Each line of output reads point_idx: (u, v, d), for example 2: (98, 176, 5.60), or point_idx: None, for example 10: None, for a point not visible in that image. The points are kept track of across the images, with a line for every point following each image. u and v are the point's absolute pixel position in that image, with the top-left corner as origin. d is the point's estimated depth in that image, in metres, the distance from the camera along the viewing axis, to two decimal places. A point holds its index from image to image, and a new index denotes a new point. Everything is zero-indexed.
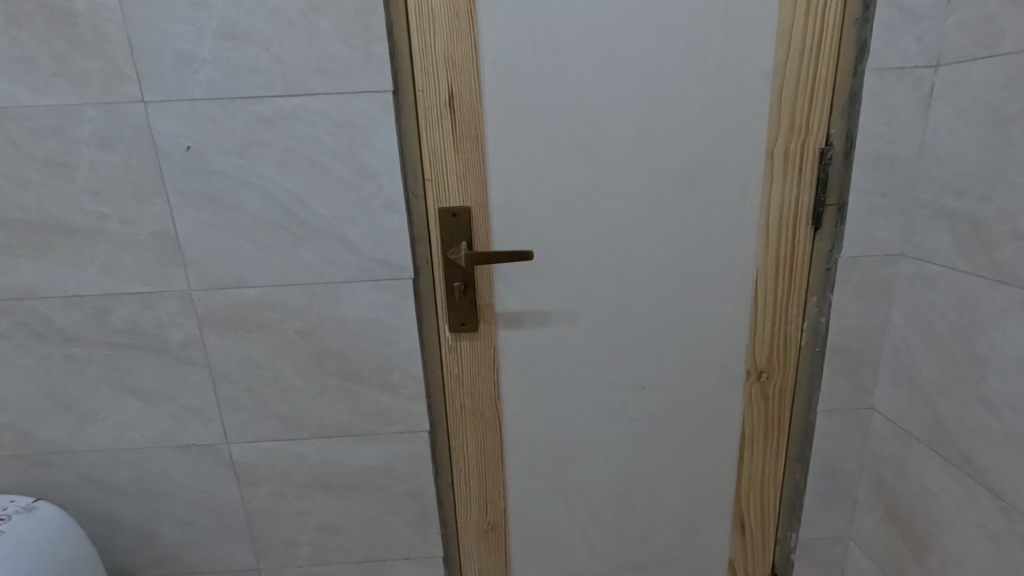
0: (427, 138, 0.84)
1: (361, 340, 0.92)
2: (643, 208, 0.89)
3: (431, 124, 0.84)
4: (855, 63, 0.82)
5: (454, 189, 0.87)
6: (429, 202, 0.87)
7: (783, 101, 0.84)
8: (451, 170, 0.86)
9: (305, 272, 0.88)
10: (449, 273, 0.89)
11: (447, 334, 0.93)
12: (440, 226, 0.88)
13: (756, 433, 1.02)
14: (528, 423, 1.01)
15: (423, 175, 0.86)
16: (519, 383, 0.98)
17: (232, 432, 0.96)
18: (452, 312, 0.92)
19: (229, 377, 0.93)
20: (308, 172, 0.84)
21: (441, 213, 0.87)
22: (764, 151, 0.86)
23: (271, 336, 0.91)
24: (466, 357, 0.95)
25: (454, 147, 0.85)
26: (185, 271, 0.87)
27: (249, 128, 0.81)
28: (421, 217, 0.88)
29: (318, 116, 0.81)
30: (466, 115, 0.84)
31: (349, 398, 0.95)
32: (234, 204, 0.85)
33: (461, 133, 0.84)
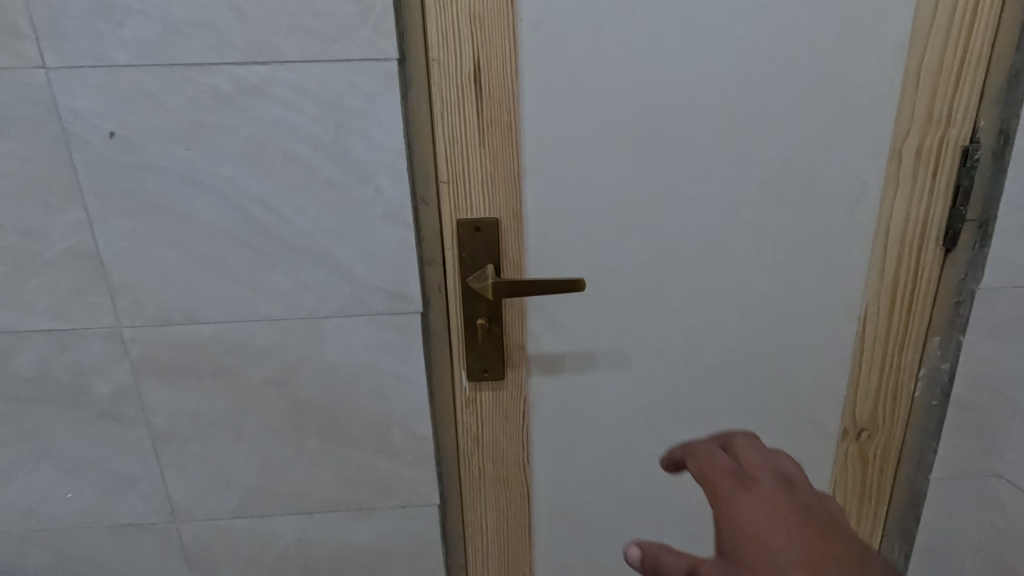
0: (444, 126, 0.62)
1: (350, 392, 0.70)
2: (724, 222, 0.68)
3: (449, 106, 0.62)
4: (1019, 33, 0.62)
5: (478, 194, 0.65)
6: (443, 211, 0.65)
7: (920, 82, 0.63)
8: (474, 170, 0.64)
9: (276, 304, 0.66)
10: (468, 305, 0.68)
11: (464, 382, 0.72)
12: (457, 244, 0.66)
13: (848, 502, 0.81)
14: (564, 493, 0.79)
15: (436, 175, 0.64)
16: (554, 444, 0.77)
17: (180, 507, 0.74)
18: (471, 355, 0.70)
19: (175, 437, 0.71)
20: (278, 169, 0.61)
21: (459, 227, 0.65)
22: (890, 149, 0.65)
23: (230, 386, 0.69)
24: (487, 412, 0.74)
25: (480, 139, 0.63)
26: (112, 301, 0.65)
27: (196, 108, 0.59)
28: (432, 231, 0.66)
29: (294, 92, 0.59)
30: (497, 95, 0.62)
31: (335, 465, 0.73)
32: (177, 212, 0.62)
33: (491, 119, 0.62)
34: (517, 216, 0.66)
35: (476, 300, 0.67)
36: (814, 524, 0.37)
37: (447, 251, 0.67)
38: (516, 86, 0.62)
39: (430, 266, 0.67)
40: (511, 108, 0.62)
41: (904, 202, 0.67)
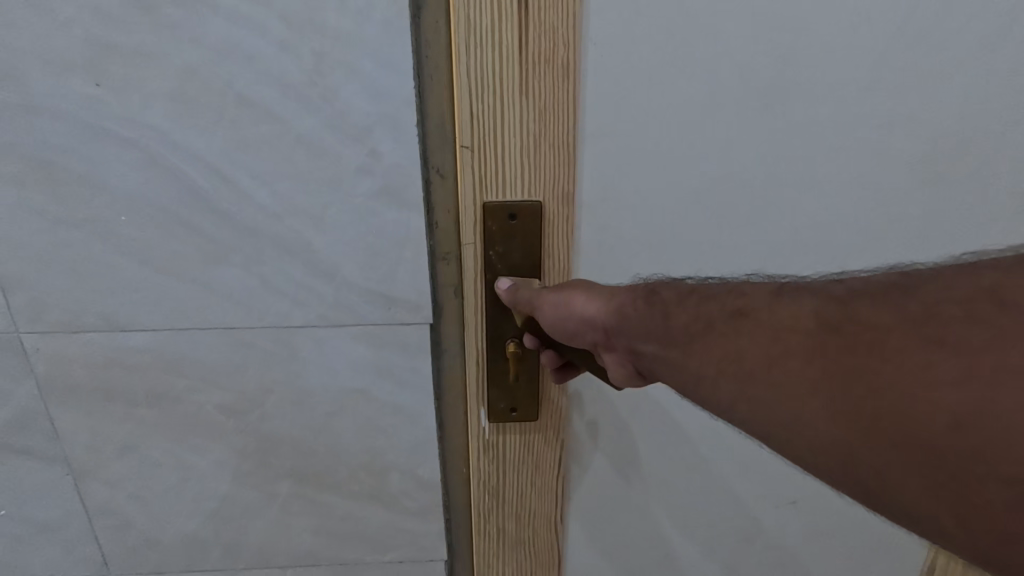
0: (471, 63, 0.42)
1: (333, 424, 0.53)
2: (864, 216, 0.47)
3: (481, 29, 0.42)
4: None
5: (515, 168, 0.45)
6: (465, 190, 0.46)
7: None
8: (512, 131, 0.44)
9: (230, 309, 0.48)
10: (494, 322, 0.49)
11: (484, 425, 0.53)
12: (482, 240, 0.47)
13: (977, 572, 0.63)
14: (601, 560, 0.61)
15: (459, 138, 0.44)
16: (592, 500, 0.58)
17: (115, 559, 0.58)
18: (494, 390, 0.52)
19: (104, 476, 0.54)
20: (229, 120, 0.42)
21: (485, 215, 0.46)
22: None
23: (173, 413, 0.52)
24: (510, 466, 0.55)
25: (522, 86, 0.43)
26: (5, 300, 0.47)
27: (106, 23, 0.40)
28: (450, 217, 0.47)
29: (251, 3, 0.39)
30: (550, 16, 0.41)
31: (313, 512, 0.57)
32: (89, 178, 0.44)
33: (539, 54, 0.42)
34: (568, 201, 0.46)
35: (507, 316, 0.49)
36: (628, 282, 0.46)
37: (468, 249, 0.47)
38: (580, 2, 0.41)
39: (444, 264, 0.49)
40: (569, 35, 0.42)
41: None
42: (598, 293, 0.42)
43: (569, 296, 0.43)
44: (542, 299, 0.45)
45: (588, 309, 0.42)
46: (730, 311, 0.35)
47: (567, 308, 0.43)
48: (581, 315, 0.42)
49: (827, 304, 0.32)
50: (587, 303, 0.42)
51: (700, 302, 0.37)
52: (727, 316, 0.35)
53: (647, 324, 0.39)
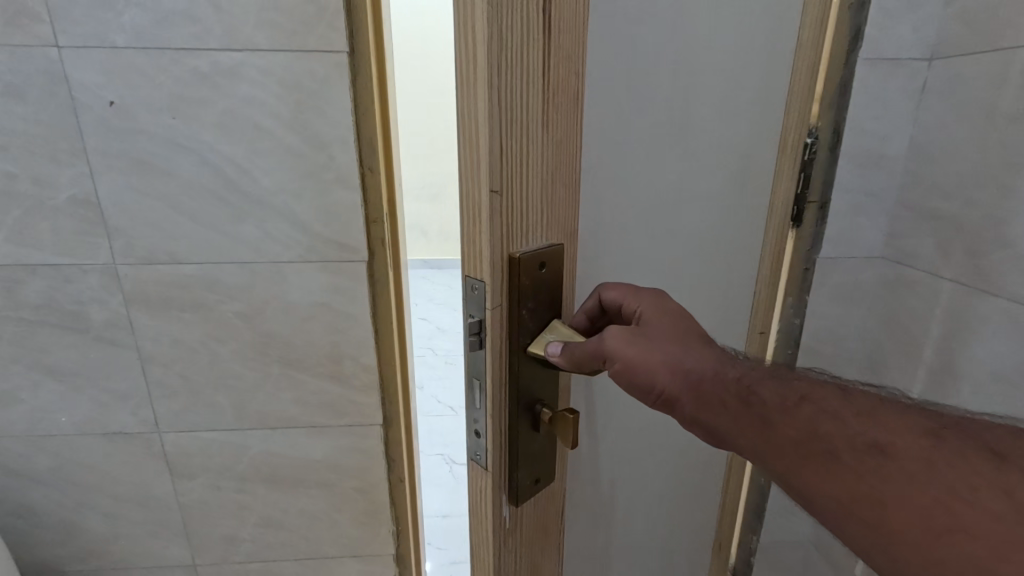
0: (501, 95, 0.30)
1: (308, 326, 0.85)
2: None
3: (510, 45, 0.29)
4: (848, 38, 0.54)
5: (535, 212, 0.35)
6: (494, 247, 0.32)
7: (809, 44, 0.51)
8: (535, 164, 0.34)
9: (246, 249, 0.80)
10: (515, 394, 0.36)
11: (506, 516, 0.39)
12: (513, 302, 0.34)
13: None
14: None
15: (487, 180, 0.31)
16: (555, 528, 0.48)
17: (164, 420, 0.88)
18: (522, 470, 0.39)
19: (160, 360, 0.85)
20: (249, 137, 0.75)
21: (514, 269, 0.34)
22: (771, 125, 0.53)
23: (207, 316, 0.83)
24: (527, 551, 0.42)
25: (543, 118, 0.33)
26: (108, 243, 0.78)
27: (182, 83, 0.72)
28: (472, 278, 0.34)
29: (261, 74, 0.72)
30: (568, 41, 0.34)
31: (294, 388, 0.88)
32: (167, 170, 0.76)
33: (558, 83, 0.34)
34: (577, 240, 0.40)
35: (539, 374, 0.37)
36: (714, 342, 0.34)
37: (502, 322, 0.34)
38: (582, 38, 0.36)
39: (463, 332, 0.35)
40: (578, 64, 0.35)
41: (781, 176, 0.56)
42: (672, 340, 0.33)
43: (646, 356, 0.32)
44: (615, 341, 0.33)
45: (662, 371, 0.32)
46: (865, 443, 0.26)
47: (641, 372, 0.32)
48: (653, 374, 0.32)
49: (1002, 475, 0.24)
50: (667, 369, 0.32)
51: (821, 415, 0.28)
52: (855, 444, 0.27)
53: (739, 411, 0.30)
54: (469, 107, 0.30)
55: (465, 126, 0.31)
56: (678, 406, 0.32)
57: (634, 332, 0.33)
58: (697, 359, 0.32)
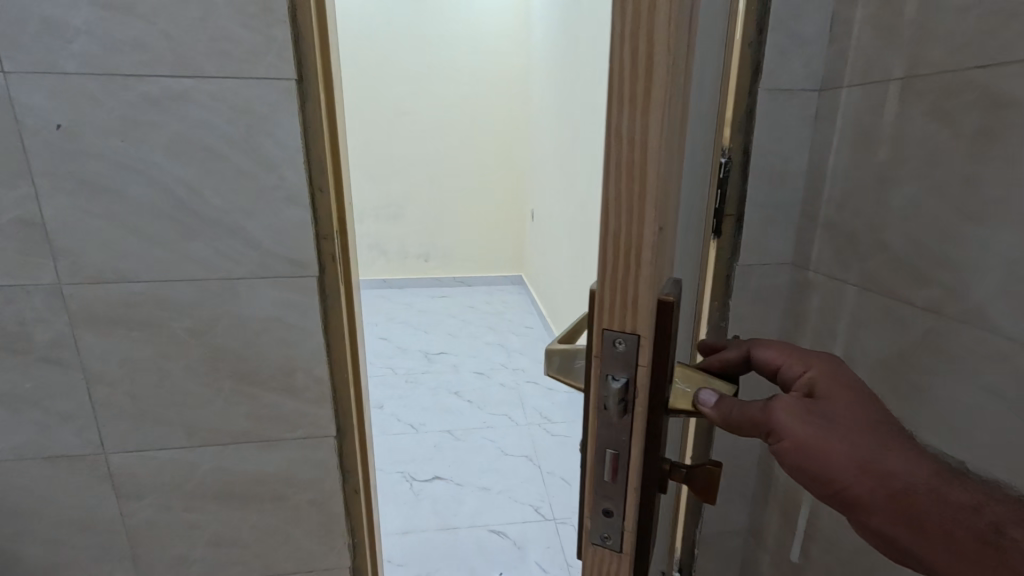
0: (670, 117, 0.27)
1: (259, 341, 0.87)
2: None
3: (679, 64, 0.27)
4: (751, 80, 0.71)
5: (669, 242, 0.33)
6: (653, 286, 0.30)
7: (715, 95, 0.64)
8: (673, 190, 0.32)
9: (197, 267, 0.82)
10: (655, 467, 0.35)
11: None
12: (663, 358, 0.32)
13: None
14: None
15: (655, 215, 0.28)
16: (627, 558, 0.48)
17: (110, 441, 0.88)
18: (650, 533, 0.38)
19: (106, 380, 0.85)
20: (199, 159, 0.78)
21: (664, 324, 0.31)
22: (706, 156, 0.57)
23: (157, 334, 0.84)
24: None
25: (681, 139, 0.31)
26: (53, 262, 0.78)
27: (132, 108, 0.75)
28: (617, 335, 0.31)
29: (211, 99, 0.76)
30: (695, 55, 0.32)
31: (246, 402, 0.90)
32: (116, 191, 0.77)
33: (689, 101, 0.32)
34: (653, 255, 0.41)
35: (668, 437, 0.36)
36: (910, 437, 0.35)
37: (650, 388, 0.32)
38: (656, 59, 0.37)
39: (604, 403, 0.33)
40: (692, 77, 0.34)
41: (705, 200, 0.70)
42: (862, 429, 0.34)
43: (829, 445, 0.34)
44: (785, 416, 0.35)
45: (848, 463, 0.33)
46: None
47: (812, 450, 0.34)
48: (832, 458, 0.34)
49: None
50: (854, 463, 0.33)
51: None
52: None
53: (931, 517, 0.32)
54: (634, 130, 0.27)
55: (630, 152, 0.28)
56: (853, 495, 0.34)
57: (809, 406, 0.35)
58: (887, 453, 0.33)
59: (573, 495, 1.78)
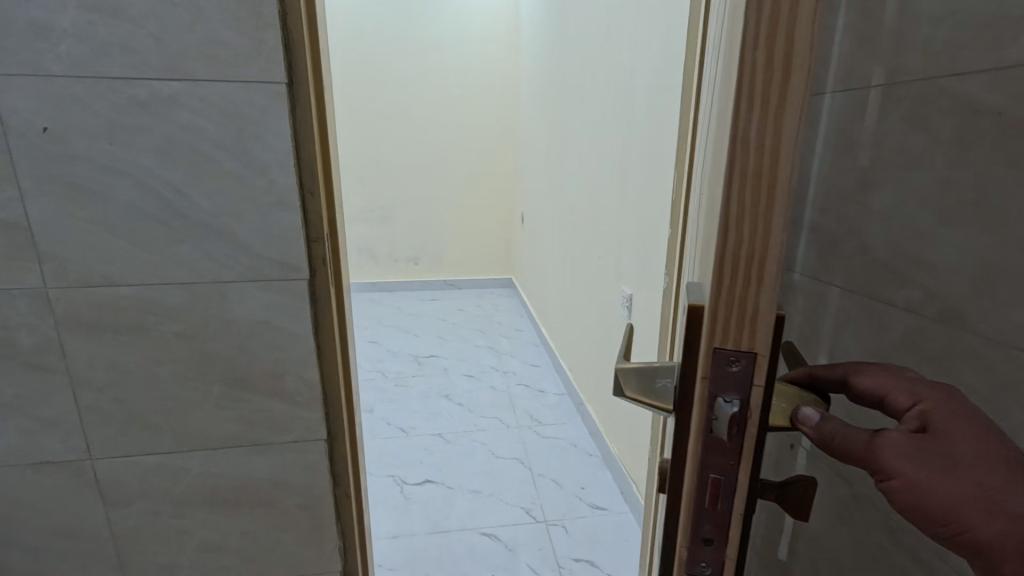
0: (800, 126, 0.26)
1: (249, 344, 0.87)
2: None
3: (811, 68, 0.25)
4: None
5: None
6: (774, 300, 0.27)
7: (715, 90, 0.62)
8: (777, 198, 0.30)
9: (186, 270, 0.82)
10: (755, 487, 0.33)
11: None
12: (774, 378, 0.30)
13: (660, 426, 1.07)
14: None
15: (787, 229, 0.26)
16: None
17: (96, 447, 0.87)
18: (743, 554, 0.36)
19: (92, 385, 0.84)
20: (188, 162, 0.78)
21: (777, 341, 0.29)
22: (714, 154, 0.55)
23: (145, 338, 0.83)
24: None
25: None
26: (39, 266, 0.78)
27: (120, 111, 0.74)
28: (733, 356, 0.29)
29: (200, 103, 0.76)
30: None
31: (235, 407, 0.89)
32: (103, 194, 0.77)
33: None
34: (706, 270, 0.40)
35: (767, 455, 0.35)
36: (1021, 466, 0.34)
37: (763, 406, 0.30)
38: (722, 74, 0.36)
39: (715, 424, 0.30)
40: None
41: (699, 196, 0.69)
42: (972, 465, 0.33)
43: (933, 485, 0.34)
44: (892, 459, 0.34)
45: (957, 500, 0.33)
46: None
47: (920, 493, 0.33)
48: (936, 499, 0.34)
49: None
50: (962, 502, 0.33)
51: None
52: None
53: None
54: (765, 136, 0.25)
55: (760, 160, 0.25)
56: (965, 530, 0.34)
57: (916, 445, 0.34)
58: (994, 489, 0.33)
59: (564, 497, 1.79)
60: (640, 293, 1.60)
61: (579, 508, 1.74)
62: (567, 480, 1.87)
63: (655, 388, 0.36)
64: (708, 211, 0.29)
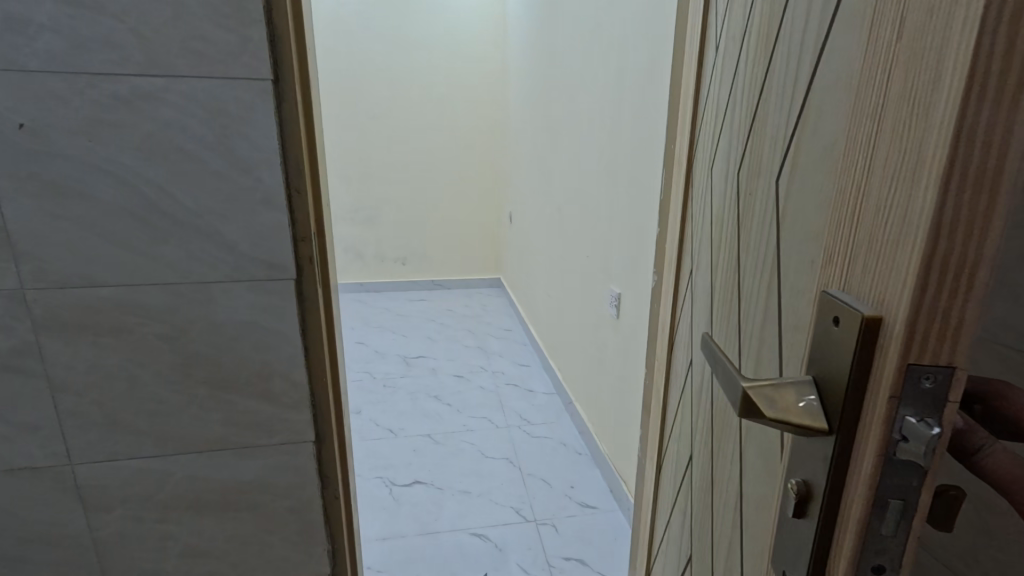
0: None
1: (235, 346, 0.85)
2: None
3: None
4: None
5: None
6: (979, 311, 0.28)
7: (749, 90, 0.62)
8: None
9: (170, 270, 0.80)
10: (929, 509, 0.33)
11: None
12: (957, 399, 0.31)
13: (654, 422, 1.07)
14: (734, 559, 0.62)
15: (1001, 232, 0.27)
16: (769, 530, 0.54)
17: (76, 452, 0.85)
18: None
19: (72, 388, 0.82)
20: (171, 160, 0.76)
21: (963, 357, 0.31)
22: (767, 153, 0.55)
23: (127, 340, 0.82)
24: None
25: None
26: (14, 267, 0.76)
27: (100, 107, 0.72)
28: (926, 374, 0.30)
29: (185, 100, 0.74)
30: None
31: (221, 409, 0.88)
32: (83, 193, 0.75)
33: None
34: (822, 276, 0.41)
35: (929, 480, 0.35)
36: None
37: (952, 427, 0.31)
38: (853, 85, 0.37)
39: (901, 444, 0.31)
40: None
41: (726, 196, 0.68)
42: None
43: None
44: None
45: None
46: None
47: None
48: None
49: None
50: None
51: None
52: None
53: None
54: (991, 135, 0.26)
55: (984, 160, 0.26)
56: None
57: None
58: None
59: (554, 496, 1.79)
60: (629, 292, 1.61)
61: (569, 507, 1.74)
62: (557, 479, 1.87)
63: (799, 407, 0.36)
64: (893, 217, 0.30)
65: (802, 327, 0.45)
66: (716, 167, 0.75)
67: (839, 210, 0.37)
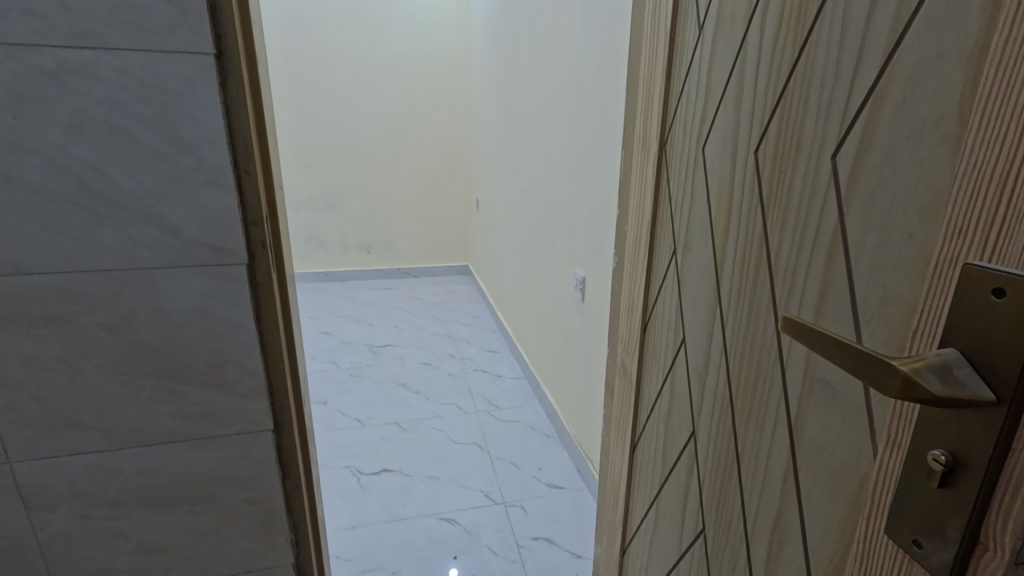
0: None
1: (184, 334, 0.82)
2: None
3: None
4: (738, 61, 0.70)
5: None
6: None
7: (768, 73, 0.64)
8: None
9: (109, 257, 0.76)
10: None
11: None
12: None
13: (620, 401, 1.10)
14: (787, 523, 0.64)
15: None
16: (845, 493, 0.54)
17: (13, 450, 0.80)
18: None
19: (5, 383, 0.77)
20: (105, 139, 0.72)
21: None
22: (811, 134, 0.57)
23: (65, 330, 0.77)
24: None
25: None
26: None
27: (22, 81, 0.67)
28: None
29: (119, 74, 0.70)
30: None
31: (172, 400, 0.84)
32: (7, 175, 0.70)
33: None
34: (932, 248, 0.43)
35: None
36: None
37: None
38: (979, 59, 0.38)
39: None
40: None
41: (739, 176, 0.70)
42: None
43: None
44: None
45: None
46: None
47: None
48: None
49: None
50: None
51: None
52: None
53: None
54: None
55: None
56: None
57: None
58: None
59: (523, 478, 1.81)
60: (592, 276, 1.63)
61: (537, 488, 1.77)
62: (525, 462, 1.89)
63: (957, 379, 0.33)
64: None
65: (899, 299, 0.47)
66: (709, 147, 0.76)
67: (970, 180, 0.34)
